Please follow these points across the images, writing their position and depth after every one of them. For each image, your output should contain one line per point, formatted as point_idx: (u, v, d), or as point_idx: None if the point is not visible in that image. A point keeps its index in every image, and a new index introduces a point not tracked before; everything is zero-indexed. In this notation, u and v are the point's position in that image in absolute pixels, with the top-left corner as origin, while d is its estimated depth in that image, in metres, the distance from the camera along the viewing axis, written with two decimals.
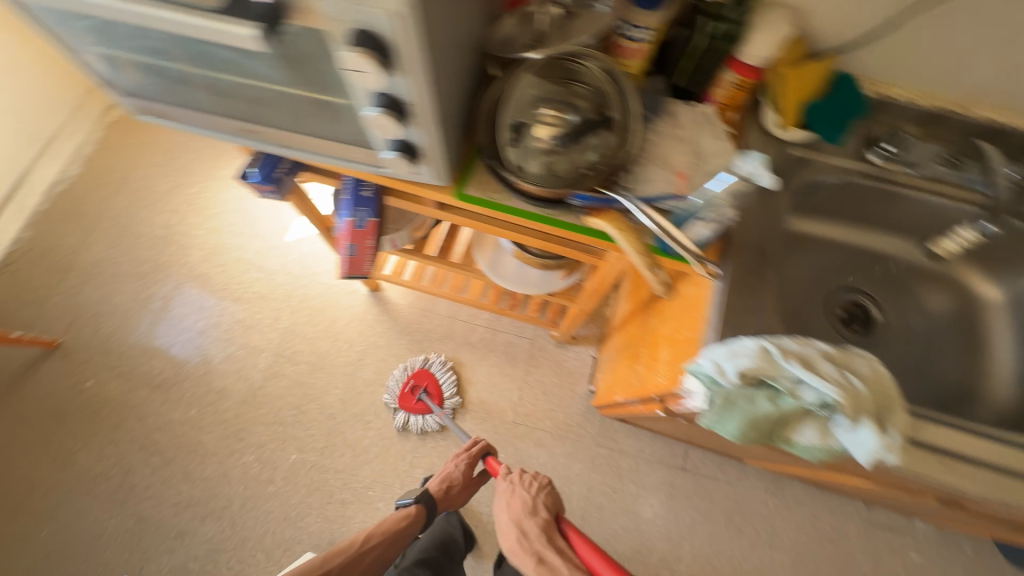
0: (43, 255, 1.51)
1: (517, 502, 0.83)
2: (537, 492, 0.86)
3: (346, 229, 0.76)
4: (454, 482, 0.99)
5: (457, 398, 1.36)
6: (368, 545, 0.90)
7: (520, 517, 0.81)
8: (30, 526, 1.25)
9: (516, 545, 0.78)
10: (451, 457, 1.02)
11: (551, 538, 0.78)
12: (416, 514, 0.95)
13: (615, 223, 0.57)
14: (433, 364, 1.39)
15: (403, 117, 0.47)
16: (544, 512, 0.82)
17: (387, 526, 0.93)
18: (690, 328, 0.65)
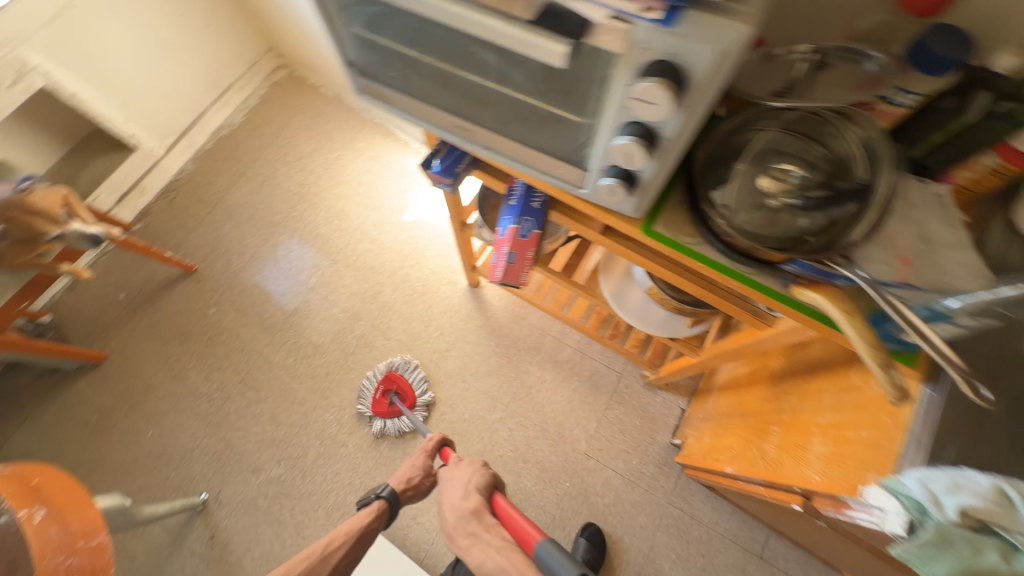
0: (199, 188, 1.68)
1: (452, 491, 0.81)
2: (472, 473, 0.84)
3: (508, 236, 0.75)
4: (415, 477, 0.94)
5: (428, 395, 1.38)
6: (328, 549, 0.82)
7: (452, 507, 0.79)
8: (139, 425, 1.40)
9: (451, 532, 0.76)
10: (409, 458, 0.96)
11: (481, 515, 0.76)
12: (381, 509, 0.88)
13: (836, 303, 0.50)
14: (406, 368, 1.41)
15: (652, 151, 0.45)
16: (476, 489, 0.81)
17: (348, 527, 0.85)
18: (871, 430, 0.59)
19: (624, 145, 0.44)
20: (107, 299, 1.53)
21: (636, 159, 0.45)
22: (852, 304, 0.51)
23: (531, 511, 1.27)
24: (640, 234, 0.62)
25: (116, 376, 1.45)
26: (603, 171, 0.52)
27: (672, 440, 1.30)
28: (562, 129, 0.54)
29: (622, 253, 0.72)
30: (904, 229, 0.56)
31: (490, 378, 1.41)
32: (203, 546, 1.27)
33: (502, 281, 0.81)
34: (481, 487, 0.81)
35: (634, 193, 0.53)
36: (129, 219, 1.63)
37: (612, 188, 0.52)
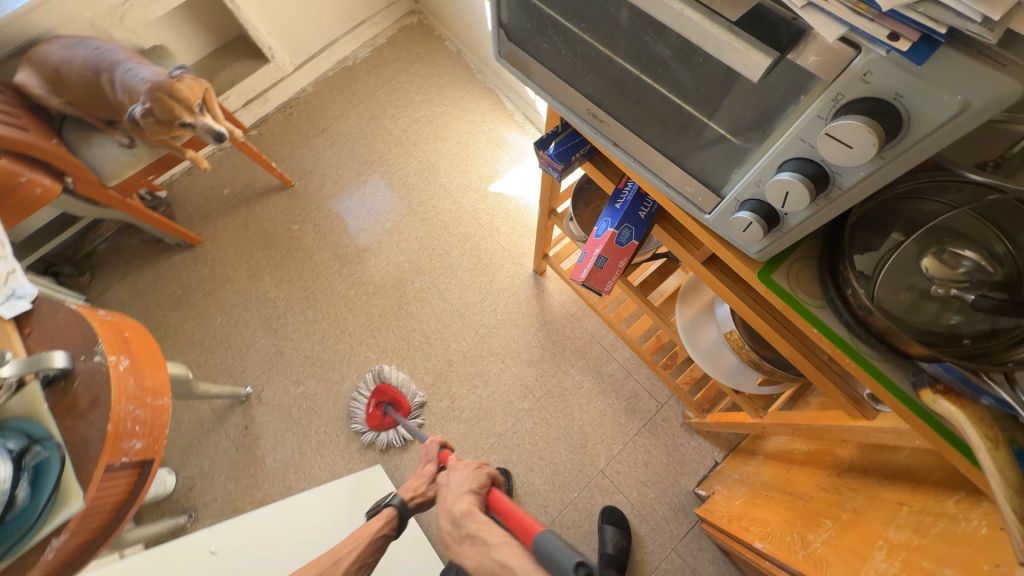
0: (314, 111, 1.78)
1: (446, 496, 0.70)
2: (465, 475, 0.72)
3: (603, 239, 0.71)
4: (423, 493, 0.79)
5: (418, 398, 1.36)
6: (337, 554, 0.73)
7: (445, 514, 0.67)
8: (211, 310, 1.54)
9: (447, 539, 0.65)
10: (416, 475, 0.83)
11: (472, 514, 0.65)
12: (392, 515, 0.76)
13: (980, 426, 0.42)
14: (390, 378, 1.37)
15: (814, 198, 0.39)
16: (468, 491, 0.69)
17: (358, 534, 0.75)
18: (956, 567, 0.52)
19: (786, 182, 0.39)
20: (213, 191, 1.68)
21: (793, 201, 0.40)
22: (1000, 432, 0.42)
23: (532, 508, 1.27)
24: (753, 278, 0.56)
25: (204, 261, 1.60)
26: (743, 201, 0.47)
27: (695, 489, 1.24)
28: (709, 146, 0.49)
29: (720, 291, 0.66)
30: None
31: (529, 367, 1.40)
32: (237, 433, 1.39)
33: (585, 285, 0.75)
34: (475, 489, 0.70)
35: (769, 235, 0.47)
36: (248, 124, 1.76)
37: (747, 224, 0.47)
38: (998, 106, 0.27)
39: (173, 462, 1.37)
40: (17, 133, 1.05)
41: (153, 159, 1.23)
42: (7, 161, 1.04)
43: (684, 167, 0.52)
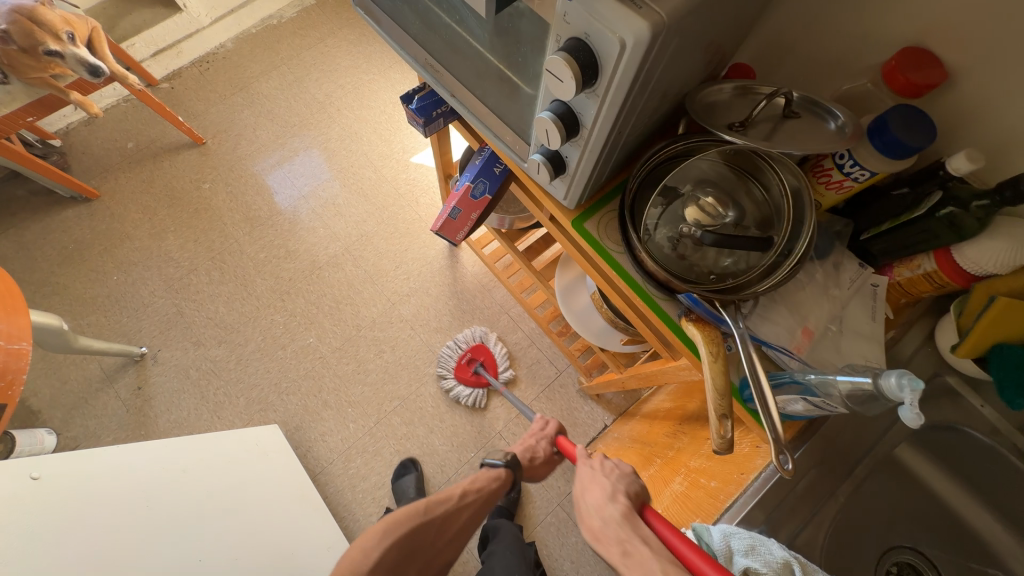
0: (232, 68, 1.71)
1: (595, 489, 0.56)
2: (619, 477, 0.58)
3: (460, 192, 0.75)
4: (535, 457, 0.87)
5: (509, 372, 1.38)
6: (461, 502, 0.79)
7: (595, 507, 0.53)
8: (108, 268, 1.46)
9: (596, 535, 0.50)
10: (525, 434, 0.91)
11: (635, 524, 0.49)
12: (506, 478, 0.83)
13: (709, 344, 0.50)
14: (490, 340, 1.41)
15: (568, 136, 0.45)
16: (624, 492, 0.54)
17: (477, 484, 0.82)
18: (720, 480, 0.60)
19: (544, 119, 0.43)
20: (116, 144, 1.59)
21: (553, 139, 0.45)
22: (723, 349, 0.50)
23: (431, 467, 1.31)
24: (568, 226, 0.61)
25: (101, 217, 1.51)
26: (536, 148, 0.52)
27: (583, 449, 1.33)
28: (509, 93, 0.53)
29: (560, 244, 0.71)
30: (816, 301, 0.56)
31: (437, 334, 1.44)
32: (129, 393, 1.35)
33: (439, 233, 0.79)
34: (633, 496, 0.55)
35: (560, 178, 0.53)
36: (159, 76, 1.66)
37: (539, 166, 0.52)
38: (643, 43, 0.33)
39: (54, 423, 1.30)
40: None
41: (32, 99, 1.13)
42: None
43: (500, 117, 0.57)
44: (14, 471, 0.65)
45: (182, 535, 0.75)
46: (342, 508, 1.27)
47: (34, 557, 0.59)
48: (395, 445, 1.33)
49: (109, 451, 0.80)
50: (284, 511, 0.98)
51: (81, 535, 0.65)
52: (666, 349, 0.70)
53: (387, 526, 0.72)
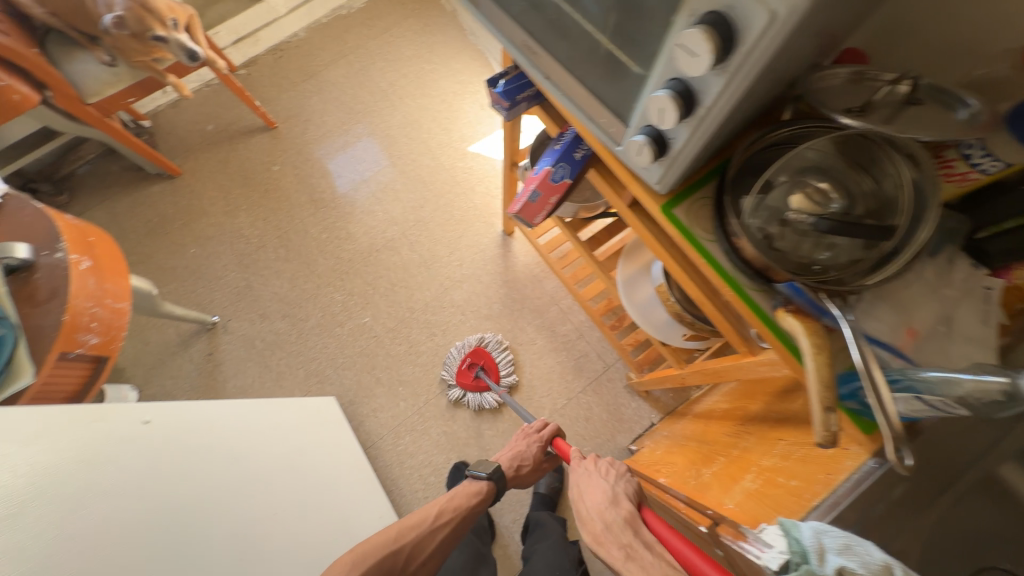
0: (304, 56, 1.79)
1: (595, 493, 0.72)
2: (614, 482, 0.75)
3: (540, 175, 0.76)
4: (524, 464, 1.01)
5: (512, 377, 1.38)
6: (435, 526, 0.88)
7: (598, 513, 0.67)
8: (186, 240, 1.57)
9: (598, 536, 0.63)
10: (518, 442, 1.05)
11: (635, 526, 0.63)
12: (488, 489, 0.96)
13: (811, 335, 0.48)
14: (492, 345, 1.40)
15: (684, 115, 0.45)
16: (623, 496, 0.70)
17: (458, 504, 0.93)
18: (802, 479, 0.58)
19: (661, 97, 0.44)
20: (197, 125, 1.70)
21: (667, 117, 0.45)
22: (826, 343, 0.48)
23: (476, 450, 1.34)
24: (656, 212, 0.61)
25: (182, 193, 1.63)
26: (638, 129, 0.52)
27: (629, 445, 1.32)
28: (615, 74, 0.54)
29: (640, 233, 0.70)
30: (926, 303, 0.53)
31: (487, 321, 1.46)
32: (201, 357, 1.45)
33: (517, 216, 0.82)
34: (629, 496, 0.71)
35: (660, 160, 0.53)
36: (237, 63, 1.77)
37: (640, 147, 0.52)
38: (796, 15, 0.33)
39: (136, 380, 1.42)
40: None
41: (133, 80, 1.27)
42: None
43: (599, 100, 0.57)
44: (133, 413, 0.72)
45: (257, 492, 0.80)
46: (390, 482, 1.32)
47: (147, 492, 0.65)
48: (441, 425, 1.36)
49: (205, 404, 0.85)
50: (342, 479, 1.03)
51: (184, 479, 0.71)
52: (744, 343, 0.68)
53: (360, 556, 0.77)
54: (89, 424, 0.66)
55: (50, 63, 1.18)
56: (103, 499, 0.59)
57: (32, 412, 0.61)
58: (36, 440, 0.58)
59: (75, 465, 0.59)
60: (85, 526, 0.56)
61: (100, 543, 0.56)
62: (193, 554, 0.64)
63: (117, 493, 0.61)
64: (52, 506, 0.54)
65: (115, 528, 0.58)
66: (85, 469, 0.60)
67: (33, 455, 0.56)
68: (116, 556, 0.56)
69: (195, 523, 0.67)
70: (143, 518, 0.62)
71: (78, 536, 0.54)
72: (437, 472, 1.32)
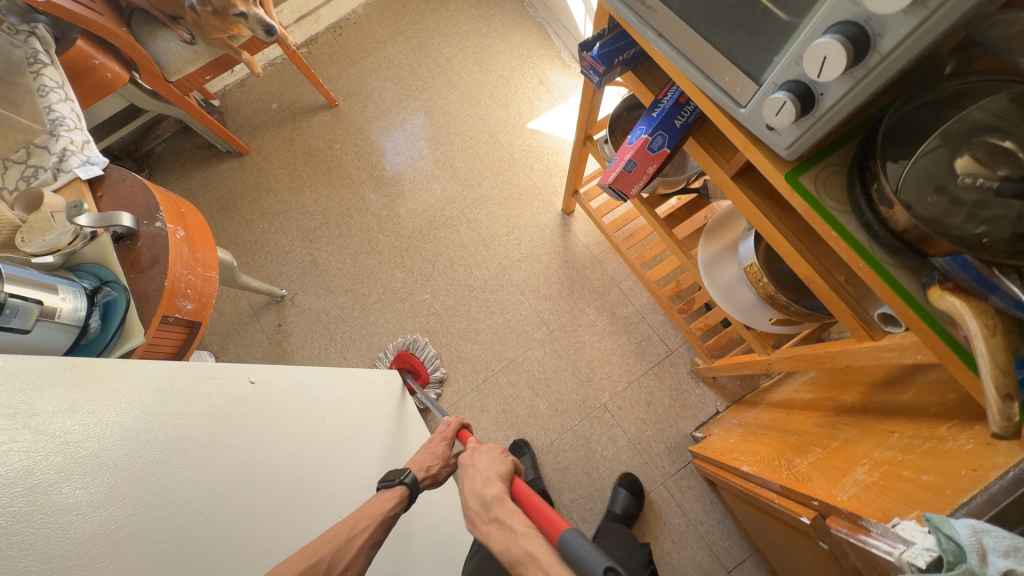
0: (363, 33, 1.79)
1: (471, 476, 0.67)
2: (490, 456, 0.70)
3: (635, 145, 0.72)
4: (434, 464, 0.82)
5: (439, 374, 1.38)
6: (352, 530, 0.66)
7: (473, 494, 0.64)
8: (256, 216, 1.63)
9: (472, 518, 0.62)
10: (423, 446, 0.86)
11: (503, 502, 0.62)
12: (402, 493, 0.74)
13: (980, 316, 0.43)
14: (415, 346, 1.40)
15: (852, 64, 0.40)
16: (497, 473, 0.66)
17: (370, 510, 0.70)
18: (938, 476, 0.53)
19: (827, 44, 0.39)
20: (263, 104, 1.75)
21: (829, 69, 0.41)
22: (998, 322, 0.43)
23: (534, 429, 1.34)
24: (780, 181, 0.55)
25: (250, 170, 1.68)
26: (778, 86, 0.47)
27: (693, 432, 1.28)
28: (753, 28, 0.49)
29: (745, 208, 0.66)
30: None
31: (546, 301, 1.44)
32: (271, 328, 1.51)
33: (612, 187, 0.80)
34: (502, 471, 0.67)
35: (801, 120, 0.48)
36: (299, 42, 1.79)
37: (780, 106, 0.47)
38: None
39: (213, 347, 1.51)
40: (92, 14, 1.10)
41: (212, 58, 1.30)
42: (83, 42, 1.12)
43: (725, 57, 0.53)
44: (243, 372, 0.75)
45: (341, 457, 0.82)
46: None
47: (254, 450, 0.68)
48: (500, 403, 1.37)
49: (301, 368, 0.87)
50: (412, 449, 1.05)
51: (282, 443, 0.73)
52: (863, 326, 0.62)
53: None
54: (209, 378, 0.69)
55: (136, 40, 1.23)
56: (220, 454, 0.63)
57: (156, 364, 0.64)
58: (166, 392, 0.62)
59: (202, 418, 0.64)
60: (206, 475, 0.59)
61: (218, 493, 0.59)
62: (291, 511, 0.68)
63: (232, 448, 0.65)
64: (183, 457, 0.58)
65: (228, 481, 0.61)
66: (209, 424, 0.64)
67: (162, 407, 0.60)
68: (229, 508, 0.60)
69: (291, 482, 0.70)
70: (249, 477, 0.64)
71: (201, 484, 0.58)
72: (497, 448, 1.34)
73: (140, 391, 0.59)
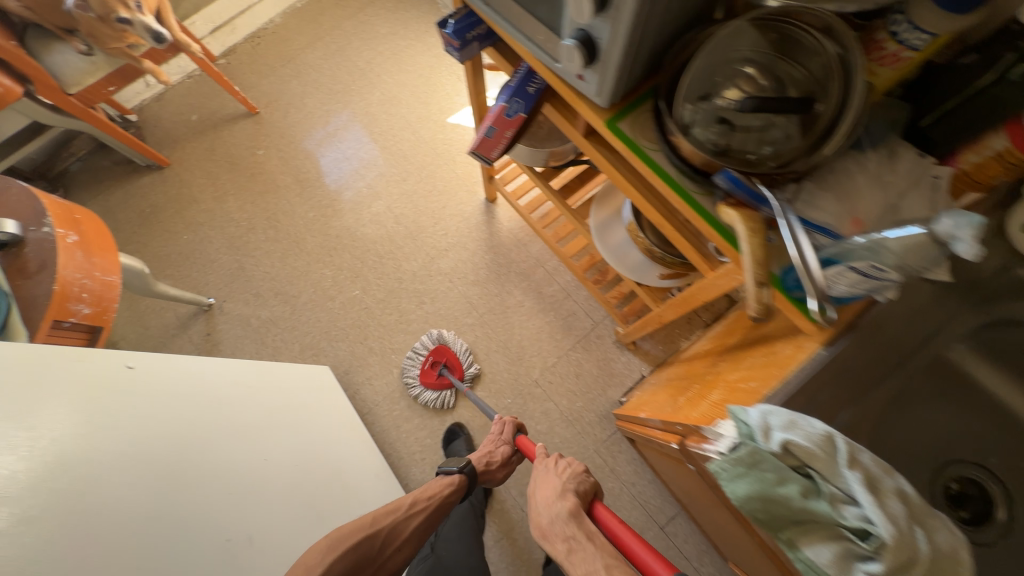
0: (282, 41, 1.80)
1: (546, 488, 0.75)
2: (570, 476, 0.77)
3: (494, 111, 0.77)
4: (493, 460, 1.03)
5: (475, 369, 1.37)
6: (410, 511, 0.88)
7: (547, 509, 0.71)
8: (179, 227, 1.61)
9: (547, 531, 0.68)
10: (486, 441, 1.08)
11: (580, 519, 0.67)
12: (460, 482, 0.97)
13: (746, 221, 0.49)
14: (449, 339, 1.39)
15: (600, 4, 0.46)
16: (572, 491, 0.74)
17: (430, 493, 0.93)
18: (759, 381, 0.59)
19: None
20: (182, 116, 1.73)
21: (585, 9, 0.47)
22: (762, 226, 0.49)
23: (470, 411, 1.36)
24: (602, 128, 0.61)
25: (172, 182, 1.66)
26: (569, 36, 0.53)
27: (620, 398, 1.33)
28: None
29: (596, 160, 0.71)
30: (870, 191, 0.53)
31: (474, 287, 1.48)
32: (200, 338, 1.49)
33: (475, 152, 0.84)
34: (579, 492, 0.74)
35: (593, 65, 0.54)
36: (217, 52, 1.79)
37: (572, 52, 0.53)
38: None
39: None
40: None
41: (111, 68, 1.29)
42: None
43: (534, 16, 0.58)
44: (143, 366, 0.78)
45: (259, 438, 0.87)
46: (389, 447, 1.35)
47: (121, 428, 0.67)
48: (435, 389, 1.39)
49: (199, 359, 0.88)
50: (331, 437, 1.06)
51: (194, 429, 0.76)
52: (705, 258, 0.68)
53: (335, 540, 0.77)
54: (76, 362, 0.69)
55: (29, 55, 1.21)
56: (75, 431, 0.62)
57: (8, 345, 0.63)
58: (69, 380, 0.66)
59: (57, 395, 0.63)
60: (47, 453, 0.58)
61: (104, 474, 0.61)
62: (160, 484, 0.67)
63: (93, 425, 0.64)
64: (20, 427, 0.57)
65: (79, 452, 0.60)
66: (65, 401, 0.63)
67: (66, 394, 0.64)
68: (86, 480, 0.59)
69: (166, 458, 0.70)
70: (112, 454, 0.63)
71: (38, 456, 0.57)
72: (434, 434, 1.35)
73: (37, 378, 0.63)
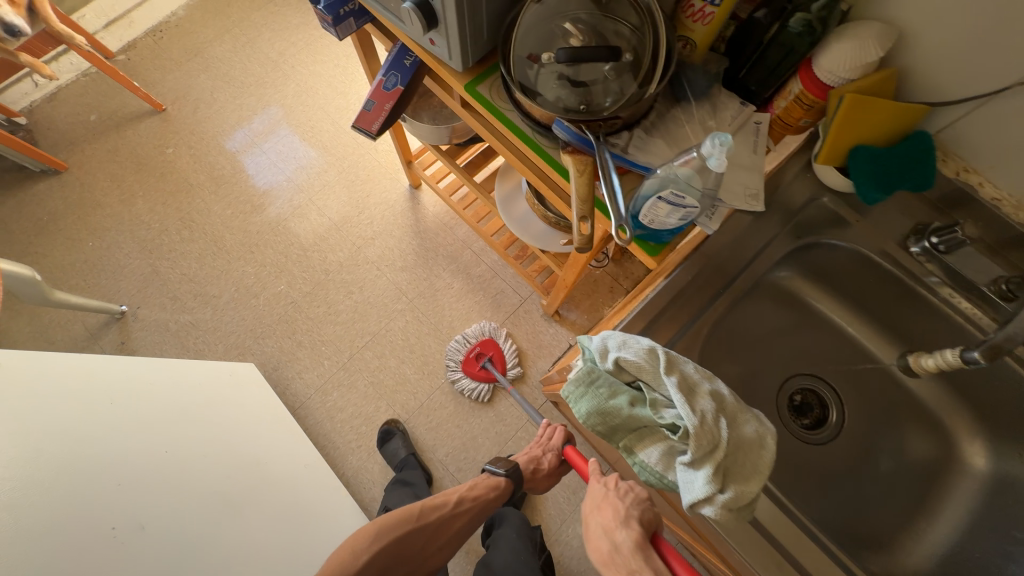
0: (186, 34, 1.73)
1: (605, 510, 0.63)
2: (630, 498, 0.64)
3: (373, 84, 0.80)
4: (540, 467, 1.00)
5: (517, 369, 1.37)
6: (456, 509, 0.91)
7: (607, 533, 0.60)
8: (83, 234, 1.52)
9: (607, 561, 0.58)
10: (532, 445, 1.04)
11: (648, 555, 0.56)
12: (504, 486, 0.96)
13: (576, 164, 0.56)
14: (500, 335, 1.39)
15: None
16: (632, 515, 0.61)
17: (476, 495, 0.94)
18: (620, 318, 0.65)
19: None
20: (79, 117, 1.63)
21: None
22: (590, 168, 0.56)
23: (404, 396, 1.37)
24: (463, 92, 0.64)
25: (72, 187, 1.56)
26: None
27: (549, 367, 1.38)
28: None
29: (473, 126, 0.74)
30: (694, 136, 0.59)
31: (403, 273, 1.48)
32: (113, 347, 1.41)
33: (357, 126, 0.82)
34: (643, 518, 0.61)
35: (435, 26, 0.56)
36: (114, 48, 1.69)
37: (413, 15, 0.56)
38: None
39: None
40: None
41: None
42: None
43: None
44: (90, 379, 0.82)
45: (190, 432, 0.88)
46: (324, 438, 1.34)
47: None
48: (367, 377, 1.39)
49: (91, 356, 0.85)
50: (250, 427, 1.05)
51: (78, 424, 0.73)
52: None
53: (382, 529, 0.82)
54: None
55: None
56: None
57: None
58: (38, 402, 0.72)
59: None
60: None
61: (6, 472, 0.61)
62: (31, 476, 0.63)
63: None
64: None
65: None
66: None
67: (54, 417, 0.72)
68: None
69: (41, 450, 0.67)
70: None
71: None
72: (369, 422, 1.35)
73: None
